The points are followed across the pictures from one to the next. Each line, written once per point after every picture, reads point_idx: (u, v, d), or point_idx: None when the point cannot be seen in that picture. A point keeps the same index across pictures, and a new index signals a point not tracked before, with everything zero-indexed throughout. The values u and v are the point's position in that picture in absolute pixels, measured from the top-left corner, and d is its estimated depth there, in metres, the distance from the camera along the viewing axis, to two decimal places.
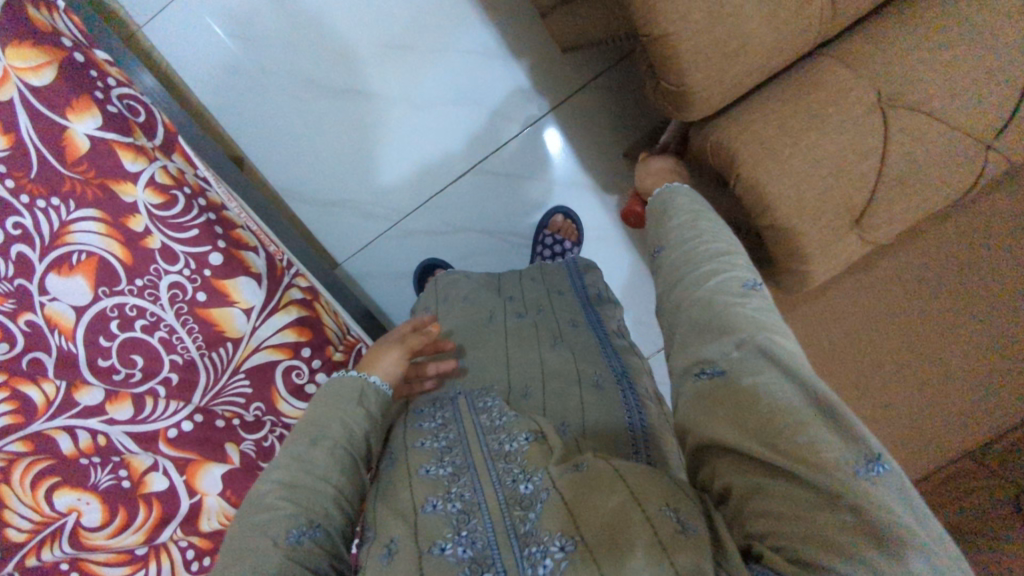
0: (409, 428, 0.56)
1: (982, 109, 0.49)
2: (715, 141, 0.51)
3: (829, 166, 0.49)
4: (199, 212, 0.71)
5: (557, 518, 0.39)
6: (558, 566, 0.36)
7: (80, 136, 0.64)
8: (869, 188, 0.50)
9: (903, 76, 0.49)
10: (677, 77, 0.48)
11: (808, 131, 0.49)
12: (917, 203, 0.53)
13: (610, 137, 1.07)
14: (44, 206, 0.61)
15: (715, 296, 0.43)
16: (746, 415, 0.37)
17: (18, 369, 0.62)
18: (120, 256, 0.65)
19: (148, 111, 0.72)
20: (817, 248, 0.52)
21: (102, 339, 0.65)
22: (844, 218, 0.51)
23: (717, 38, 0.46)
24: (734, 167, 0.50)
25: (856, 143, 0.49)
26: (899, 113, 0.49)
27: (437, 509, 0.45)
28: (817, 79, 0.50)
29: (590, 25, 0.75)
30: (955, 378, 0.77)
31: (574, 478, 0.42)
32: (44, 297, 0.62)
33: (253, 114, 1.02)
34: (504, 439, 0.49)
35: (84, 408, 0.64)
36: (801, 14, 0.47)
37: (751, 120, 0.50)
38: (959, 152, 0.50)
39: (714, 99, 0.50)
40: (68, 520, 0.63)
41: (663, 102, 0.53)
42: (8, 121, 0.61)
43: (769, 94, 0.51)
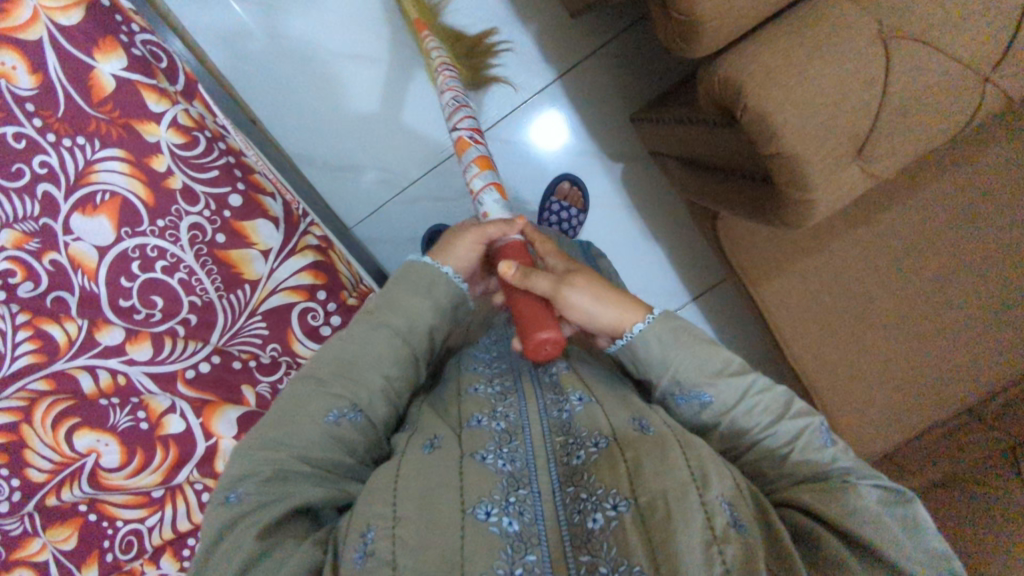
0: (464, 355, 0.67)
1: (980, 40, 0.51)
2: (723, 74, 0.53)
3: (830, 96, 0.50)
4: (219, 154, 0.73)
5: (614, 471, 0.48)
6: (609, 523, 0.45)
7: (106, 75, 0.66)
8: (872, 117, 0.52)
9: (905, 6, 0.50)
10: (686, 6, 0.50)
11: (812, 61, 0.50)
12: (914, 137, 0.55)
13: (615, 104, 1.10)
14: (70, 145, 0.64)
15: (806, 457, 0.54)
16: (835, 504, 0.50)
17: (42, 307, 0.64)
18: (142, 196, 0.67)
19: (170, 58, 0.73)
20: (820, 174, 0.54)
21: (123, 279, 0.67)
22: (846, 147, 0.53)
23: None
24: (742, 94, 0.51)
25: (859, 72, 0.50)
26: (901, 43, 0.50)
27: (482, 424, 0.54)
28: (823, 11, 0.51)
29: None
30: (950, 333, 0.82)
31: (641, 439, 0.50)
32: (68, 237, 0.64)
33: (266, 78, 1.04)
34: (546, 369, 0.60)
35: (104, 348, 0.66)
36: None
37: (756, 52, 0.52)
38: (959, 83, 0.52)
39: (723, 31, 0.52)
40: (87, 460, 0.65)
41: (673, 38, 0.55)
42: (37, 61, 0.63)
43: (781, 24, 0.52)
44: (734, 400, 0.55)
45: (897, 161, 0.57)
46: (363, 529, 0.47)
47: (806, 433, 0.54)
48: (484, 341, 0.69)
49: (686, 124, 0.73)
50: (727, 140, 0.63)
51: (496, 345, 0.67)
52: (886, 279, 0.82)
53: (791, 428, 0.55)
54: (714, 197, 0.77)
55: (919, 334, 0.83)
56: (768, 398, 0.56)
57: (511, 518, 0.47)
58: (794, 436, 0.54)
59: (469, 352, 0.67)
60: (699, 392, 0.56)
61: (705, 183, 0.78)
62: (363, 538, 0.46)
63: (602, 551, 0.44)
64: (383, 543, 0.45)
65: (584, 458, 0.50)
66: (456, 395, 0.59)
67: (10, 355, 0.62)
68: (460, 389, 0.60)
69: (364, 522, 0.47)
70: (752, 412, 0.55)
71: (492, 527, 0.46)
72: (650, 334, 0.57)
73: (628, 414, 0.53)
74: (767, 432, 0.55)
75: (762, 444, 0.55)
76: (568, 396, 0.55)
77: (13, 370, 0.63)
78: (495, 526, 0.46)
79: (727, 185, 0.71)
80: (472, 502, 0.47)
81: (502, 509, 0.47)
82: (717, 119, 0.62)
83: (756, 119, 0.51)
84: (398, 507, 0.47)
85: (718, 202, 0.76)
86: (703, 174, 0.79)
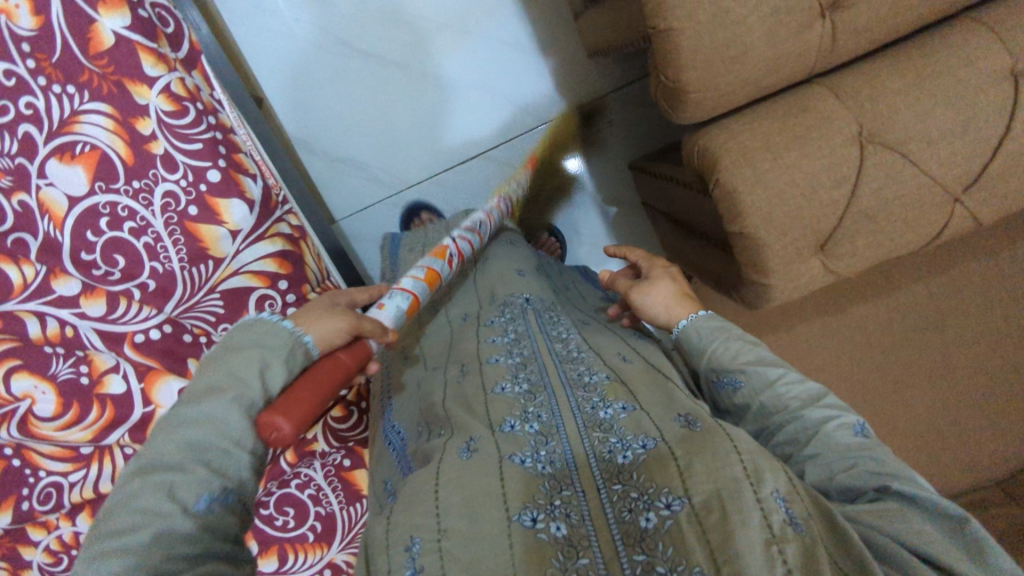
0: (484, 339, 0.70)
1: (948, 162, 0.59)
2: (704, 143, 0.60)
3: (802, 187, 0.57)
4: (207, 128, 0.73)
5: (665, 471, 0.48)
6: (664, 523, 0.45)
7: (107, 31, 0.67)
8: (837, 215, 0.59)
9: (886, 117, 0.58)
10: (675, 73, 0.56)
11: (790, 147, 0.57)
12: (879, 241, 0.62)
13: (618, 148, 1.13)
14: (59, 91, 0.64)
15: (833, 441, 0.54)
16: (888, 518, 0.47)
17: (2, 246, 0.64)
18: (122, 154, 0.67)
19: (178, 24, 0.74)
20: (781, 263, 0.60)
21: (89, 233, 0.67)
22: (809, 241, 0.59)
23: (719, 44, 0.53)
24: (716, 166, 0.58)
25: (831, 169, 0.57)
26: (874, 148, 0.58)
27: (516, 429, 0.54)
28: (806, 106, 0.59)
29: (609, 30, 0.76)
30: (964, 397, 0.94)
31: (688, 436, 0.50)
32: (42, 181, 0.65)
33: (274, 54, 1.04)
34: (583, 371, 0.61)
35: (58, 297, 0.66)
36: (799, 34, 0.55)
37: (737, 132, 0.59)
38: (924, 195, 0.60)
39: (709, 102, 0.58)
40: (21, 405, 0.65)
41: (661, 101, 0.61)
42: (40, 4, 0.63)
43: (761, 111, 0.60)
44: (760, 386, 0.59)
45: (860, 262, 0.63)
46: (408, 542, 0.46)
47: (836, 421, 0.55)
48: (499, 320, 0.73)
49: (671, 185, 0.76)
50: (701, 206, 0.66)
51: (514, 327, 0.71)
52: (889, 341, 0.99)
53: (817, 415, 0.56)
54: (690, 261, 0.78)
55: (931, 389, 0.96)
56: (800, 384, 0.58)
57: (558, 522, 0.46)
58: (822, 422, 0.55)
59: (488, 335, 0.71)
60: (732, 377, 0.61)
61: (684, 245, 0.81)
62: (409, 553, 0.45)
63: (658, 551, 0.44)
64: (432, 559, 0.44)
65: (630, 458, 0.49)
66: (483, 389, 0.61)
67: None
68: (487, 385, 0.61)
69: (405, 535, 0.46)
70: (783, 395, 0.58)
71: (541, 535, 0.45)
72: (692, 327, 0.66)
73: (672, 414, 0.54)
74: (795, 416, 0.57)
75: (789, 428, 0.57)
76: (609, 402, 0.56)
77: None
78: (543, 533, 0.45)
79: (699, 253, 0.74)
80: (516, 506, 0.47)
81: (548, 515, 0.47)
82: (693, 184, 0.65)
83: (726, 192, 0.58)
84: (442, 518, 0.47)
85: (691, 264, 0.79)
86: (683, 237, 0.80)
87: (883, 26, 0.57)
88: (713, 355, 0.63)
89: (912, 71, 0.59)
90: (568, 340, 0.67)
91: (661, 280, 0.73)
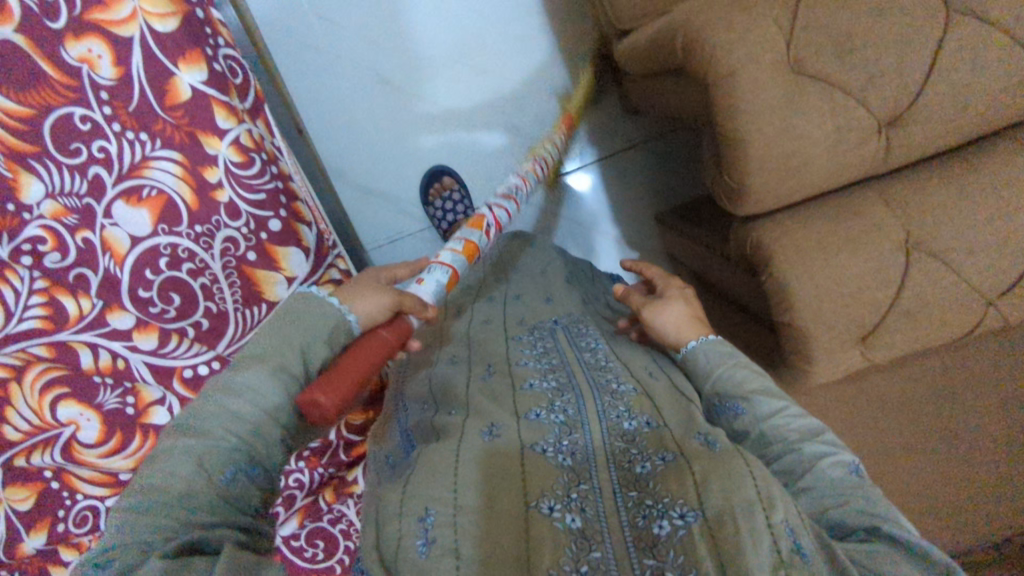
0: (513, 348, 0.73)
1: (984, 270, 0.65)
2: (757, 238, 0.66)
3: (852, 285, 0.64)
4: (270, 178, 0.76)
5: (682, 481, 0.49)
6: (676, 532, 0.46)
7: (184, 85, 0.69)
8: (881, 312, 0.66)
9: (931, 227, 0.64)
10: (740, 177, 0.61)
11: (841, 252, 0.64)
12: (914, 334, 0.68)
13: (648, 200, 1.19)
14: (132, 138, 0.66)
15: (826, 477, 0.54)
16: (877, 558, 0.47)
17: (63, 279, 0.65)
18: (187, 200, 0.70)
19: (245, 75, 0.76)
20: (824, 351, 0.67)
21: (148, 271, 0.69)
22: (851, 334, 0.67)
23: (782, 154, 0.59)
24: (772, 263, 0.65)
25: (879, 272, 0.64)
26: (919, 254, 0.64)
27: (541, 417, 0.57)
28: (855, 209, 0.65)
29: (646, 98, 0.82)
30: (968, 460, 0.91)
31: (706, 453, 0.51)
32: (106, 221, 0.66)
33: (323, 91, 1.08)
34: (611, 380, 0.63)
35: (112, 329, 0.67)
36: (857, 147, 0.61)
37: (791, 228, 0.65)
38: (959, 297, 0.66)
39: (766, 202, 0.63)
40: (66, 430, 0.63)
41: (721, 196, 0.66)
42: (121, 56, 0.66)
43: (811, 209, 0.66)
44: (768, 413, 0.60)
45: (895, 351, 0.70)
46: (422, 513, 0.47)
47: (832, 458, 0.56)
48: (527, 337, 0.76)
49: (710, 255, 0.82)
50: (748, 283, 0.74)
51: (543, 343, 0.73)
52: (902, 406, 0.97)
53: (814, 449, 0.57)
54: (727, 324, 0.87)
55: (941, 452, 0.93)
56: (802, 420, 0.60)
57: (573, 515, 0.47)
58: (816, 457, 0.56)
59: (516, 347, 0.73)
60: (734, 403, 0.62)
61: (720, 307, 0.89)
62: (423, 524, 0.46)
63: (669, 558, 0.44)
64: (444, 526, 0.46)
65: (649, 469, 0.51)
66: (511, 385, 0.64)
67: (19, 316, 0.62)
68: (515, 381, 0.64)
69: (422, 505, 0.48)
70: (782, 427, 0.59)
71: (557, 521, 0.47)
72: (698, 350, 0.69)
73: (694, 432, 0.54)
74: (792, 448, 0.57)
75: (786, 459, 0.57)
76: (634, 414, 0.57)
77: (21, 330, 0.63)
78: (559, 522, 0.47)
79: (741, 325, 0.84)
80: (536, 492, 0.49)
81: (565, 506, 0.48)
82: (741, 265, 0.73)
83: (781, 287, 0.65)
84: (459, 495, 0.48)
85: (727, 324, 0.87)
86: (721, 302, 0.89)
87: (927, 144, 0.63)
88: (713, 376, 0.66)
89: (948, 179, 0.65)
90: (596, 352, 0.70)
91: (674, 302, 0.75)
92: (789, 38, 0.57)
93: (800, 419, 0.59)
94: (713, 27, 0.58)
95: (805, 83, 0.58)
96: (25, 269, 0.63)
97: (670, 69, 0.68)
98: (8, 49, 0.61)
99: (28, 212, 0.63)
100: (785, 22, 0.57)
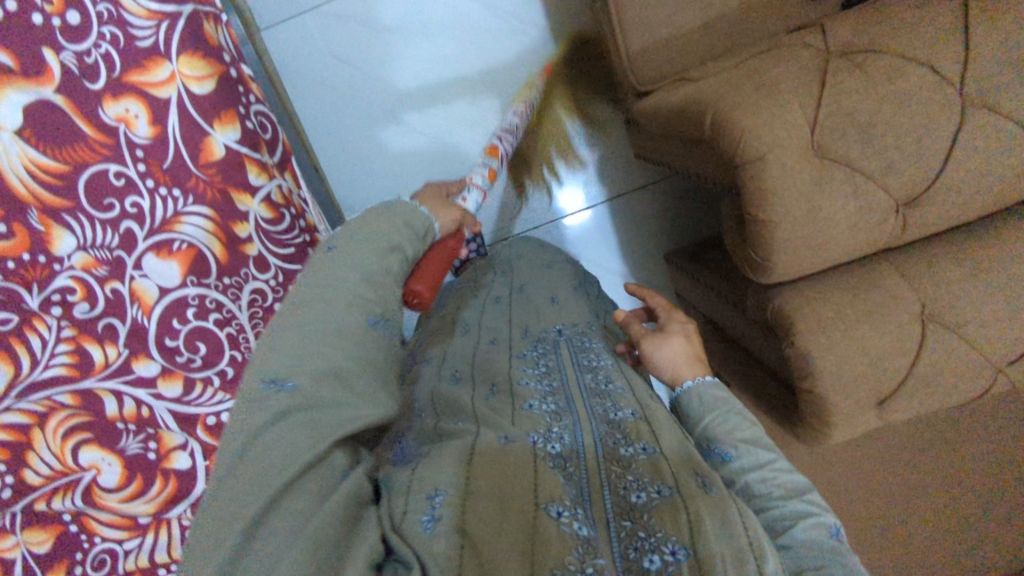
0: (515, 365, 0.73)
1: (992, 338, 0.69)
2: (779, 306, 0.71)
3: (871, 355, 0.68)
4: (299, 233, 0.81)
5: (676, 520, 0.48)
6: (665, 567, 0.45)
7: (218, 143, 0.73)
8: (898, 379, 0.70)
9: (940, 297, 0.68)
10: (765, 255, 0.66)
11: (861, 323, 0.68)
12: (927, 398, 0.72)
13: (654, 242, 1.28)
14: (165, 194, 0.68)
15: (805, 538, 0.53)
16: None
17: (92, 329, 0.63)
18: (217, 254, 0.72)
19: (274, 131, 0.82)
20: (842, 415, 0.72)
21: (175, 321, 0.69)
22: (869, 398, 0.70)
23: (805, 238, 0.64)
24: (793, 332, 0.69)
25: (896, 343, 0.68)
26: (934, 326, 0.68)
27: (540, 445, 0.55)
28: (873, 281, 0.69)
29: (660, 151, 0.87)
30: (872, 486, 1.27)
31: (703, 494, 0.51)
32: (136, 272, 0.67)
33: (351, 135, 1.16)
34: (611, 410, 0.63)
35: (137, 377, 0.66)
36: (875, 228, 0.65)
37: (812, 298, 0.69)
38: (967, 363, 0.70)
39: (792, 270, 0.67)
40: (86, 475, 0.61)
41: (743, 262, 0.70)
42: (157, 114, 0.68)
43: (832, 280, 0.70)
44: (752, 466, 0.60)
45: (909, 411, 0.73)
46: (431, 492, 0.46)
47: (814, 519, 0.55)
48: (531, 354, 0.76)
49: (726, 309, 0.88)
50: (767, 343, 0.79)
51: (546, 360, 0.74)
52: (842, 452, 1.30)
53: (795, 508, 0.56)
54: (739, 374, 0.93)
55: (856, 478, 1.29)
56: (790, 475, 0.60)
57: (579, 524, 0.47)
58: (797, 516, 0.55)
59: (519, 365, 0.73)
60: (723, 450, 0.61)
61: (733, 358, 0.95)
62: (431, 502, 0.45)
63: None
64: (452, 510, 0.44)
65: (643, 499, 0.51)
66: (511, 403, 0.63)
67: (45, 363, 0.60)
68: (515, 401, 0.64)
69: (432, 486, 0.46)
70: (766, 481, 0.58)
71: (563, 526, 0.45)
72: (695, 392, 0.69)
73: (691, 470, 0.54)
74: (774, 503, 0.57)
75: (767, 514, 0.56)
76: (631, 440, 0.58)
77: (44, 378, 0.60)
78: (566, 526, 0.46)
79: (751, 373, 0.89)
80: (544, 496, 0.48)
81: (572, 514, 0.47)
82: (759, 323, 0.78)
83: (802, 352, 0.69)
84: (471, 485, 0.47)
85: (738, 374, 0.93)
86: (733, 353, 0.95)
87: (939, 220, 0.67)
88: (704, 419, 0.66)
89: (956, 251, 0.69)
90: (596, 374, 0.71)
91: (675, 337, 0.76)
92: (813, 124, 0.62)
93: (785, 475, 0.59)
94: (742, 111, 0.62)
95: (828, 166, 0.62)
96: (54, 317, 0.61)
97: (690, 139, 0.73)
98: (48, 107, 0.61)
99: (58, 262, 0.62)
100: (810, 111, 0.62)
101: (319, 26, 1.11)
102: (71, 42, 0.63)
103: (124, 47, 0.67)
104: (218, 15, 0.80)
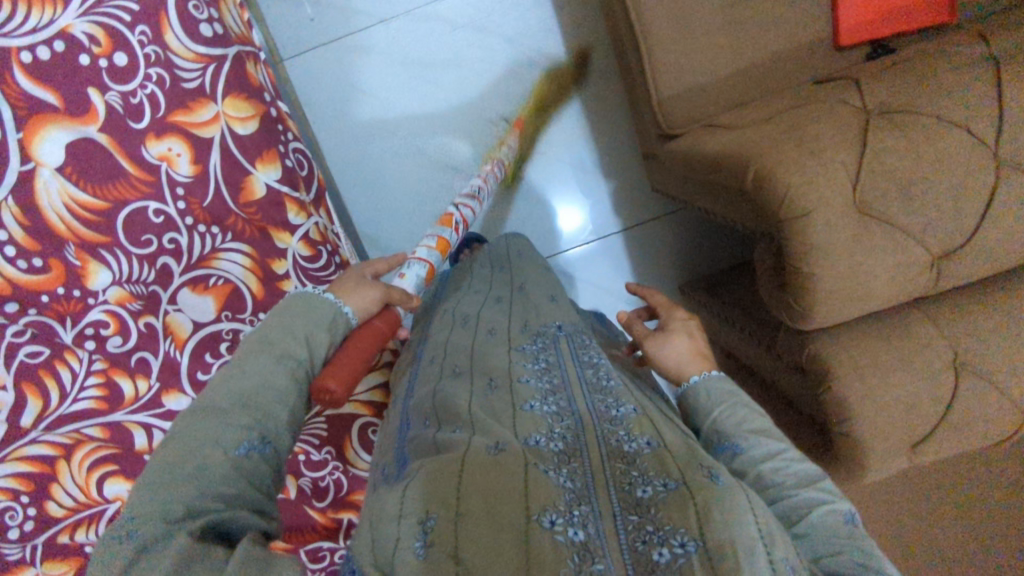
0: (514, 360, 0.66)
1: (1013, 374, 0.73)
2: (813, 350, 0.75)
3: (904, 402, 0.73)
4: (334, 269, 0.81)
5: (683, 512, 0.44)
6: (675, 560, 0.42)
7: (260, 183, 0.74)
8: (933, 423, 0.74)
9: (964, 338, 0.73)
10: (807, 303, 0.68)
11: (896, 367, 0.73)
12: (955, 436, 0.75)
13: (673, 272, 1.31)
14: (203, 231, 0.69)
15: (822, 525, 0.51)
16: None
17: (124, 363, 0.63)
18: (253, 290, 0.72)
19: (309, 167, 0.83)
20: (877, 455, 0.75)
21: (207, 355, 0.68)
22: (903, 443, 0.74)
23: (848, 293, 0.67)
24: (829, 378, 0.74)
25: (931, 389, 0.73)
26: (968, 372, 0.73)
27: (541, 444, 0.52)
28: (907, 329, 0.74)
29: (684, 190, 0.90)
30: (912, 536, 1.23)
31: (708, 483, 0.46)
32: (171, 306, 0.67)
33: (371, 166, 1.20)
34: (611, 403, 0.57)
35: (166, 410, 0.64)
36: (913, 281, 0.69)
37: (843, 344, 0.74)
38: (992, 400, 0.74)
39: (824, 307, 0.69)
40: (111, 508, 0.59)
41: (780, 310, 0.74)
42: (199, 154, 0.69)
43: (865, 330, 0.75)
44: (763, 455, 0.57)
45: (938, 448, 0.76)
46: (421, 516, 0.44)
47: (828, 506, 0.52)
48: (530, 347, 0.69)
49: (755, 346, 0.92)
50: (795, 379, 0.83)
51: (546, 355, 0.67)
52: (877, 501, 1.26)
53: (809, 495, 0.53)
54: (768, 406, 0.96)
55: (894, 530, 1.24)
56: (803, 462, 0.57)
57: (576, 529, 0.44)
58: (812, 504, 0.52)
59: (518, 360, 0.66)
60: (732, 443, 0.59)
61: (762, 392, 0.98)
62: (423, 527, 0.44)
63: None
64: (444, 536, 0.43)
65: (649, 494, 0.46)
66: (510, 403, 0.58)
67: (73, 396, 0.60)
68: (514, 401, 0.58)
69: (418, 512, 0.45)
70: (778, 470, 0.55)
71: (557, 536, 0.43)
72: (703, 386, 0.66)
73: (697, 462, 0.49)
74: (785, 493, 0.54)
75: (781, 503, 0.53)
76: (634, 436, 0.52)
77: (75, 410, 0.60)
78: (560, 535, 0.43)
79: (779, 406, 0.93)
80: (534, 508, 0.44)
81: (567, 520, 0.44)
82: (790, 362, 0.82)
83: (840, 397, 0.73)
84: (462, 499, 0.45)
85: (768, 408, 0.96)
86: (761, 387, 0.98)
87: (976, 274, 0.71)
88: (710, 414, 0.63)
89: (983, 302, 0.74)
90: (597, 368, 0.65)
91: (677, 335, 0.74)
92: (856, 182, 0.64)
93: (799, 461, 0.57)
94: (785, 168, 0.64)
95: (872, 224, 0.65)
96: (86, 350, 0.62)
97: (724, 189, 0.75)
98: (88, 145, 0.62)
99: (94, 297, 0.63)
100: (851, 160, 0.64)
101: (343, 53, 1.16)
102: (116, 82, 0.64)
103: (169, 87, 0.67)
104: (257, 54, 0.82)
